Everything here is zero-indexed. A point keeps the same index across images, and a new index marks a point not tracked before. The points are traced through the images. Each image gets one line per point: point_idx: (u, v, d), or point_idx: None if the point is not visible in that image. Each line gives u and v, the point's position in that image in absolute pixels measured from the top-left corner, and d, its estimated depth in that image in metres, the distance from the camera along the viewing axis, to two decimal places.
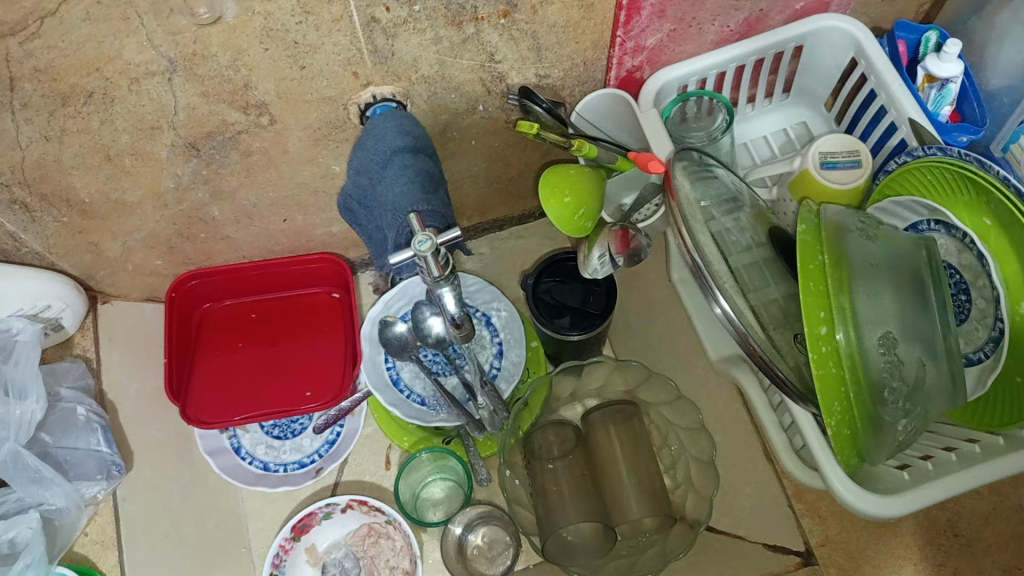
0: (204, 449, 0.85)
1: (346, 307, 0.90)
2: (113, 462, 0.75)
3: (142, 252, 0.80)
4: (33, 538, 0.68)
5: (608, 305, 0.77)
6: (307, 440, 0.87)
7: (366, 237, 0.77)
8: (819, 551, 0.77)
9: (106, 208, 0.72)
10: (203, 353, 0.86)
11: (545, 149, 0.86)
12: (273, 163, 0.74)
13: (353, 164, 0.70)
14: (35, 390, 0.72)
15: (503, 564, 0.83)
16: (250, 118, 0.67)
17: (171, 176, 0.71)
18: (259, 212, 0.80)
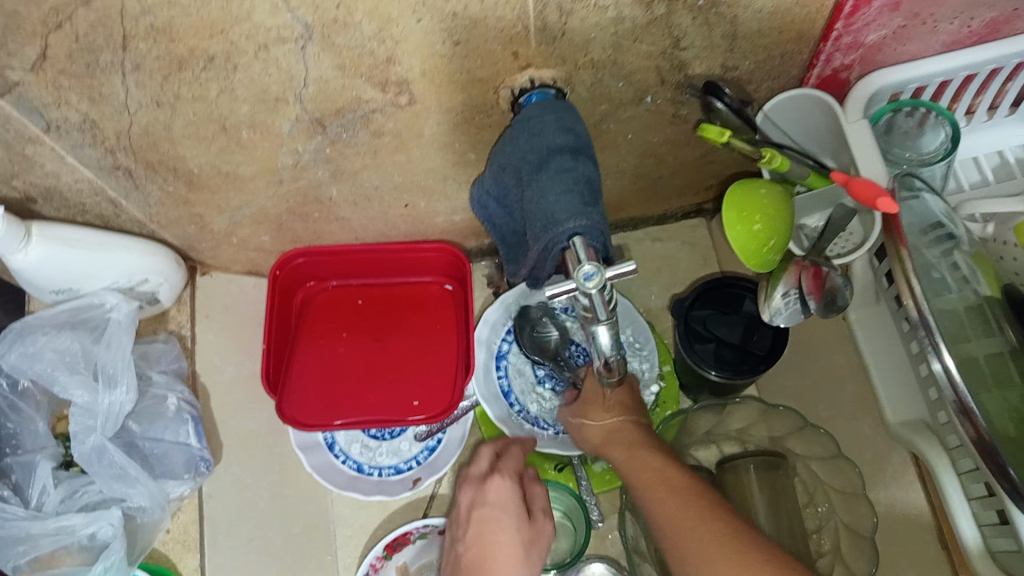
0: (297, 444, 0.76)
1: (460, 304, 0.81)
2: (201, 458, 0.68)
3: (249, 227, 0.72)
4: (114, 536, 0.62)
5: (774, 346, 0.66)
6: (405, 445, 0.78)
7: (499, 239, 0.66)
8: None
9: (216, 181, 0.64)
10: (304, 341, 0.78)
11: (709, 148, 0.73)
12: (403, 146, 0.64)
13: (497, 158, 0.60)
14: (126, 379, 0.65)
15: None
16: (387, 97, 0.57)
17: (290, 152, 0.62)
18: (380, 195, 0.71)
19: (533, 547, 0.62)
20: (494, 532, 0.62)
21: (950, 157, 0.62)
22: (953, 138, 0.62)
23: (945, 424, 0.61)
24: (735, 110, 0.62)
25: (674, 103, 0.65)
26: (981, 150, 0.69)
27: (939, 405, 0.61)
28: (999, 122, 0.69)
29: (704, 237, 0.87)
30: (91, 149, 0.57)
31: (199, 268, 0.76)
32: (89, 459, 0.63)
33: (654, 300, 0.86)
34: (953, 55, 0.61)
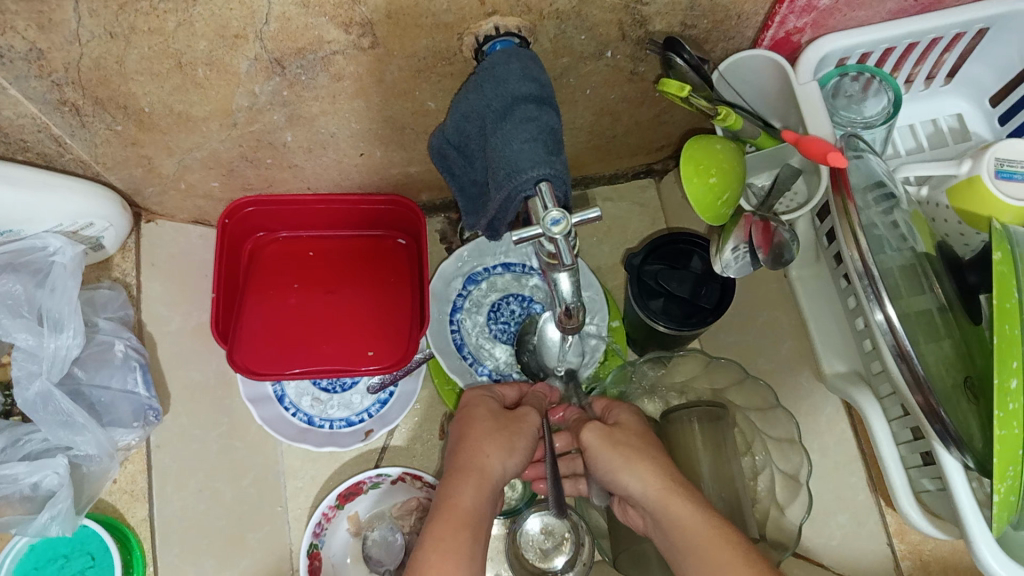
0: (246, 395, 0.75)
1: (414, 258, 0.81)
2: (150, 407, 0.67)
3: (199, 172, 0.70)
4: (60, 485, 0.60)
5: (721, 300, 0.68)
6: (357, 397, 0.79)
7: (458, 190, 0.66)
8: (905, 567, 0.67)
9: (167, 121, 0.62)
10: (253, 292, 0.77)
11: (663, 108, 0.75)
12: (363, 92, 0.63)
13: (458, 107, 0.60)
14: (73, 324, 0.64)
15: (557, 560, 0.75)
16: (350, 39, 0.56)
17: (246, 94, 0.60)
18: (336, 143, 0.70)
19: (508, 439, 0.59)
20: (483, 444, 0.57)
21: (892, 120, 0.65)
22: (895, 103, 0.65)
23: (878, 375, 0.64)
24: (693, 67, 0.63)
25: (633, 59, 0.66)
26: (917, 118, 0.72)
27: (874, 356, 0.64)
28: (935, 92, 0.72)
29: (653, 198, 0.90)
30: (37, 81, 0.55)
31: (143, 215, 0.74)
32: (33, 406, 0.61)
33: (603, 258, 0.88)
34: (896, 24, 0.64)
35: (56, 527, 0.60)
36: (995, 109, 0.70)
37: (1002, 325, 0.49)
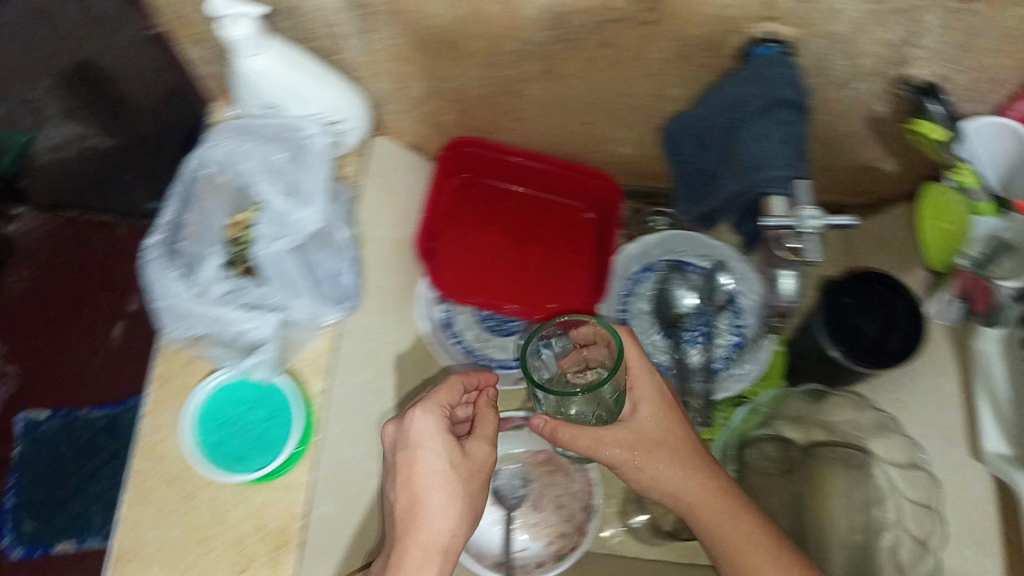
0: (422, 315, 0.85)
1: (599, 232, 0.83)
2: (349, 298, 0.73)
3: (440, 101, 0.76)
4: (269, 336, 0.69)
5: (907, 351, 0.68)
6: (514, 344, 0.86)
7: (679, 176, 0.70)
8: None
9: (438, 46, 0.68)
10: (450, 225, 0.83)
11: (883, 152, 0.76)
12: (618, 64, 0.67)
13: (713, 99, 0.63)
14: (320, 199, 0.68)
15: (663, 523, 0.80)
16: (633, 11, 0.60)
17: (518, 40, 0.65)
18: (569, 106, 0.74)
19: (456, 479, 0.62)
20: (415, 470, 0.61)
21: None
22: None
23: None
24: (947, 114, 0.64)
25: (878, 96, 0.68)
26: None
27: None
28: None
29: None
30: None
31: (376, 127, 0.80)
32: (268, 263, 0.67)
33: None
34: None
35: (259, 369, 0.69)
36: None
37: None
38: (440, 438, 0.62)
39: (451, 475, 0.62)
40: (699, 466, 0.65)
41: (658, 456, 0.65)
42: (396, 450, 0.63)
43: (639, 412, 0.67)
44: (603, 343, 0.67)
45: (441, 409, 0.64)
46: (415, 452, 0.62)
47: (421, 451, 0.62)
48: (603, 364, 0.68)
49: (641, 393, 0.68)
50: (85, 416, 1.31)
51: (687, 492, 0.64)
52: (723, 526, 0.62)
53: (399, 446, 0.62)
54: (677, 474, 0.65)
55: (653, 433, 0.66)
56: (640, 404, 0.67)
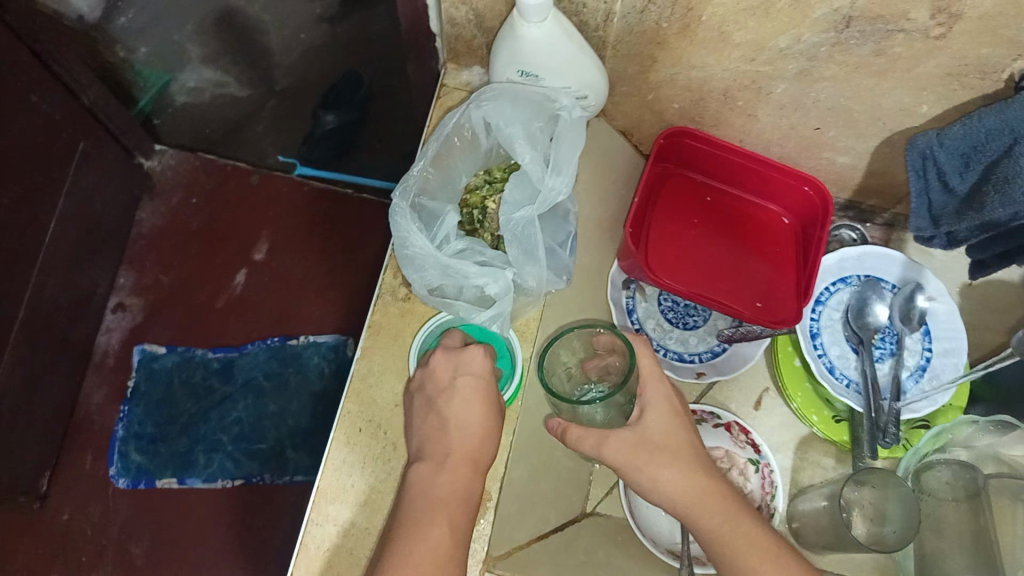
0: (612, 296, 0.84)
1: (799, 237, 0.84)
2: (566, 269, 0.73)
3: (676, 89, 0.77)
4: (503, 296, 0.66)
5: None
6: (694, 339, 0.85)
7: (915, 192, 0.70)
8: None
9: (705, 35, 0.69)
10: (656, 214, 0.82)
11: None
12: (880, 74, 0.68)
13: (984, 121, 0.63)
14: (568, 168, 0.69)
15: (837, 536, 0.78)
16: (928, 23, 0.61)
17: (792, 37, 0.66)
18: (808, 109, 0.75)
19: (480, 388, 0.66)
20: (465, 398, 0.65)
21: None
22: None
23: None
24: None
25: None
26: None
27: None
28: None
29: None
30: None
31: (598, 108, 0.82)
32: (512, 225, 0.67)
33: None
34: None
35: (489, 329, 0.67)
36: None
37: None
38: (492, 378, 0.66)
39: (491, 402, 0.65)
40: (658, 454, 0.64)
41: (660, 458, 0.64)
42: (457, 373, 0.66)
43: (646, 417, 0.66)
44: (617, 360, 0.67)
45: (487, 350, 0.68)
46: (471, 381, 0.66)
47: (481, 380, 0.66)
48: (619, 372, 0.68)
49: (649, 397, 0.66)
50: (201, 355, 1.40)
51: (689, 486, 0.63)
52: (722, 530, 0.61)
53: (459, 362, 0.66)
54: (683, 481, 0.63)
55: (658, 436, 0.65)
56: (647, 408, 0.66)
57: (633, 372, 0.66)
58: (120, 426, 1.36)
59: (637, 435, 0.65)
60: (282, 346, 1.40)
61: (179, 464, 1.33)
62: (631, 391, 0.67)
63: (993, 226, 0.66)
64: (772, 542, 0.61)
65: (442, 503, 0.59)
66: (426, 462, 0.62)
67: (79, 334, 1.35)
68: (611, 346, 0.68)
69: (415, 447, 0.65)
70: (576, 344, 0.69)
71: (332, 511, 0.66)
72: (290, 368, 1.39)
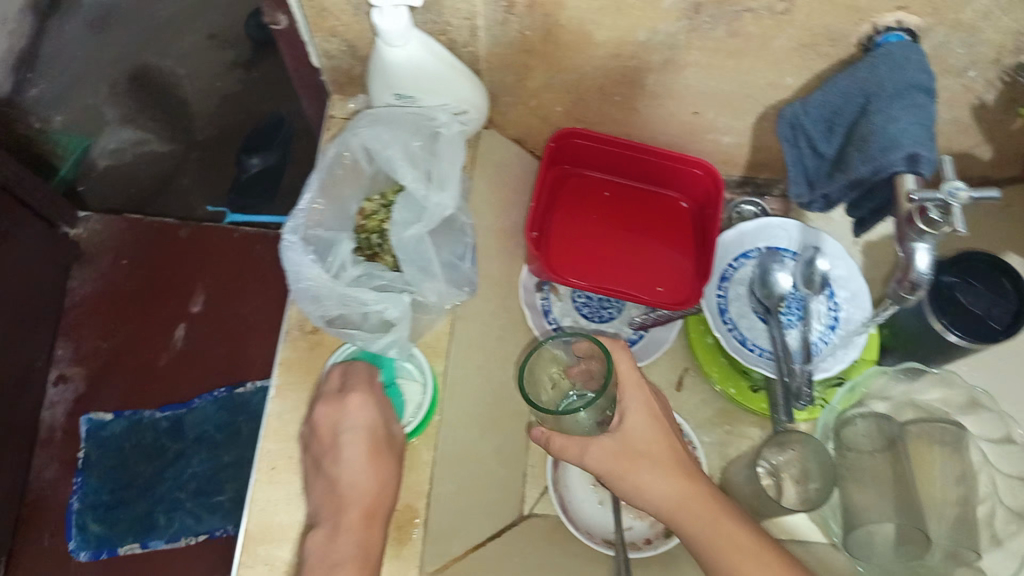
0: (524, 300, 0.86)
1: (699, 220, 0.86)
2: (469, 281, 0.73)
3: (555, 93, 0.79)
4: (400, 318, 0.68)
5: (1014, 324, 0.70)
6: (611, 331, 0.87)
7: (792, 163, 0.73)
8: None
9: (568, 38, 0.71)
10: (557, 216, 0.84)
11: (981, 140, 0.79)
12: (741, 53, 0.70)
13: (838, 84, 0.66)
14: (453, 185, 0.71)
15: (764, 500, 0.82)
16: (769, 1, 0.63)
17: (649, 30, 0.68)
18: (683, 96, 0.77)
19: (354, 428, 0.68)
20: (348, 450, 0.67)
21: None
22: None
23: None
24: None
25: (988, 84, 0.71)
26: None
27: None
28: None
29: None
30: None
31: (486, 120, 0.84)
32: (404, 245, 0.68)
33: None
34: None
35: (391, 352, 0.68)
36: None
37: None
38: (374, 424, 0.69)
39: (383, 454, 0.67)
40: (634, 458, 0.64)
41: (642, 465, 0.64)
42: (339, 429, 0.67)
43: (626, 420, 0.66)
44: (598, 372, 0.68)
45: (366, 391, 0.70)
46: (352, 435, 0.67)
47: (365, 429, 0.68)
48: (594, 378, 0.69)
49: (628, 401, 0.67)
50: (150, 416, 1.38)
51: (671, 491, 0.63)
52: (705, 529, 0.61)
53: (341, 421, 0.67)
54: (664, 482, 0.64)
55: (641, 443, 0.65)
56: (628, 412, 0.66)
57: (611, 379, 0.67)
58: (75, 498, 1.34)
59: (619, 440, 0.65)
60: (229, 396, 1.40)
61: (142, 527, 1.32)
62: (609, 397, 0.68)
63: (861, 185, 0.67)
64: (754, 539, 0.60)
65: (347, 566, 0.61)
66: (321, 529, 0.65)
67: (22, 412, 1.33)
68: (591, 355, 0.70)
69: (312, 512, 0.67)
70: (554, 355, 0.71)
71: (264, 551, 0.66)
72: (241, 416, 1.38)
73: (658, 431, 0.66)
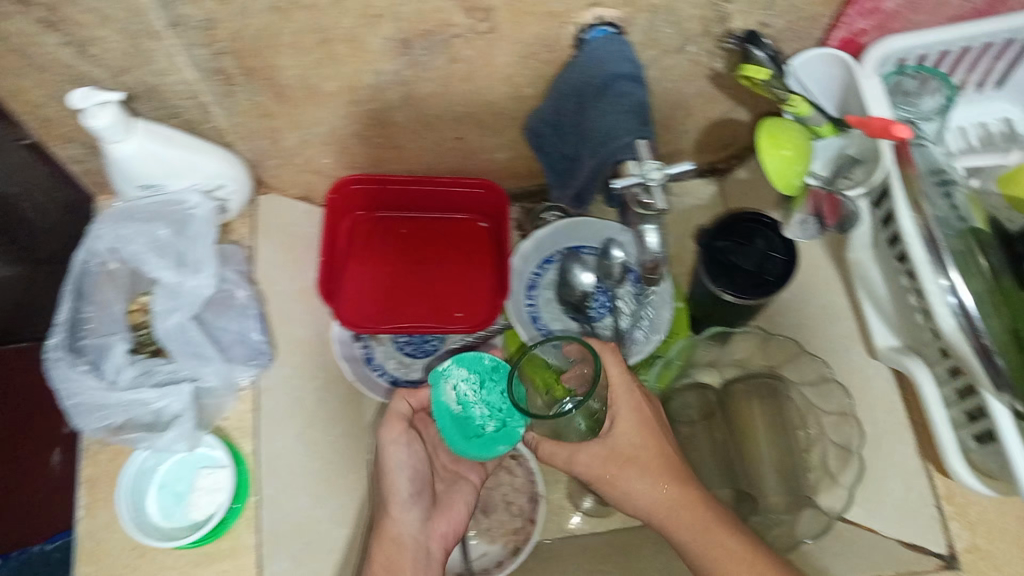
0: (340, 353, 0.84)
1: (495, 236, 0.88)
2: (260, 351, 0.76)
3: (316, 148, 0.79)
4: (185, 410, 0.69)
5: (786, 271, 0.73)
6: (437, 362, 0.86)
7: (547, 166, 0.75)
8: (965, 557, 0.72)
9: (301, 95, 0.71)
10: (352, 263, 0.84)
11: (734, 104, 0.82)
12: (472, 75, 0.71)
13: (559, 86, 0.68)
14: (208, 265, 0.71)
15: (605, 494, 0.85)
16: (470, 22, 0.65)
17: (373, 72, 0.69)
18: (438, 124, 0.78)
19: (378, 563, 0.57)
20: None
21: (946, 112, 0.71)
22: (948, 99, 0.71)
23: (930, 343, 0.70)
24: (771, 58, 0.68)
25: (711, 55, 0.73)
26: (966, 121, 0.79)
27: (925, 327, 0.70)
28: (986, 99, 0.79)
29: (716, 195, 0.94)
30: (202, 50, 0.64)
31: (261, 186, 0.83)
32: (170, 336, 0.70)
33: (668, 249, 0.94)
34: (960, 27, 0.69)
35: (179, 445, 0.69)
36: None
37: None
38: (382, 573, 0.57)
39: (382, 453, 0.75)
40: (624, 464, 0.67)
41: (631, 472, 0.67)
42: None
43: (616, 425, 0.68)
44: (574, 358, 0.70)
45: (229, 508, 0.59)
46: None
47: None
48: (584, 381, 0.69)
49: (618, 406, 0.69)
50: None
51: (652, 495, 0.66)
52: (694, 540, 0.64)
53: None
54: (649, 487, 0.66)
55: (627, 447, 0.68)
56: (616, 420, 0.68)
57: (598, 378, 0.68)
58: None
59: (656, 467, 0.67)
60: None
61: None
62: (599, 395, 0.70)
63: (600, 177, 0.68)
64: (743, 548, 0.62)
65: None
66: None
67: None
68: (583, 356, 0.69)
69: None
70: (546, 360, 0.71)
71: None
72: None
73: (639, 432, 0.68)
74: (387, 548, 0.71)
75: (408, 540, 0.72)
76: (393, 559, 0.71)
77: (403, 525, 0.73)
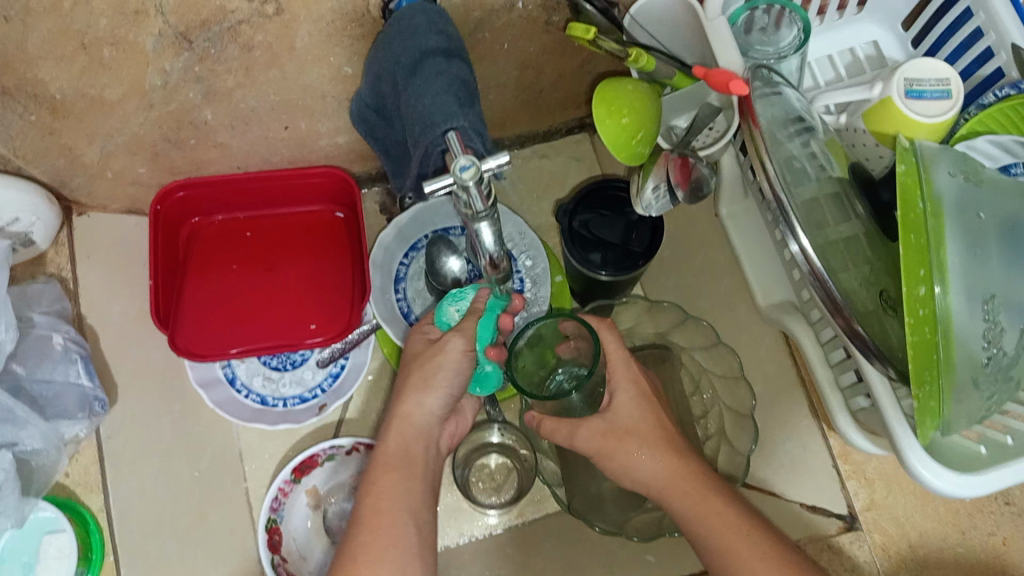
0: (196, 380, 0.76)
1: (351, 228, 0.81)
2: (95, 397, 0.68)
3: (123, 158, 0.70)
4: (5, 479, 0.62)
5: (653, 242, 0.69)
6: (309, 373, 0.79)
7: (383, 153, 0.67)
8: (864, 515, 0.69)
9: (82, 106, 0.62)
10: (193, 278, 0.77)
11: (587, 57, 0.74)
12: (277, 61, 0.63)
13: (371, 68, 0.60)
14: (4, 319, 0.65)
15: (506, 492, 0.78)
16: (253, 6, 0.56)
17: (157, 72, 0.60)
18: (258, 117, 0.69)
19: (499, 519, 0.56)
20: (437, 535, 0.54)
21: (802, 49, 0.65)
22: (805, 33, 0.65)
23: (808, 301, 0.66)
24: (600, 11, 0.65)
25: (546, 9, 0.65)
26: (834, 48, 0.73)
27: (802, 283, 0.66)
28: (848, 21, 0.73)
29: (589, 151, 0.89)
30: None
31: (74, 207, 0.74)
32: None
33: (545, 216, 0.88)
34: None
35: (3, 521, 0.62)
36: (907, 32, 0.71)
37: (908, 236, 0.51)
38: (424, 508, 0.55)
39: (432, 376, 0.60)
40: (621, 437, 0.59)
41: (629, 444, 0.59)
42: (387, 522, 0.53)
43: (615, 399, 0.60)
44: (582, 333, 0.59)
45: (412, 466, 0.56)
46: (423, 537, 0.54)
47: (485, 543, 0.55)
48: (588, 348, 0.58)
49: (617, 381, 0.61)
50: None
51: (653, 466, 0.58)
52: (695, 512, 0.55)
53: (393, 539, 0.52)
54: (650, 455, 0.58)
55: (627, 420, 0.59)
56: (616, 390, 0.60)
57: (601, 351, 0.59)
58: None
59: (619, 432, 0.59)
60: None
61: None
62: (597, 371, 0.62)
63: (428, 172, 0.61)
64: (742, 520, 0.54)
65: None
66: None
67: None
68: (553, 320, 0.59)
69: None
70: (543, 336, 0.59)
71: None
72: None
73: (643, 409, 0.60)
74: (406, 429, 0.59)
75: (422, 430, 0.59)
76: (393, 455, 0.57)
77: (426, 399, 0.60)
